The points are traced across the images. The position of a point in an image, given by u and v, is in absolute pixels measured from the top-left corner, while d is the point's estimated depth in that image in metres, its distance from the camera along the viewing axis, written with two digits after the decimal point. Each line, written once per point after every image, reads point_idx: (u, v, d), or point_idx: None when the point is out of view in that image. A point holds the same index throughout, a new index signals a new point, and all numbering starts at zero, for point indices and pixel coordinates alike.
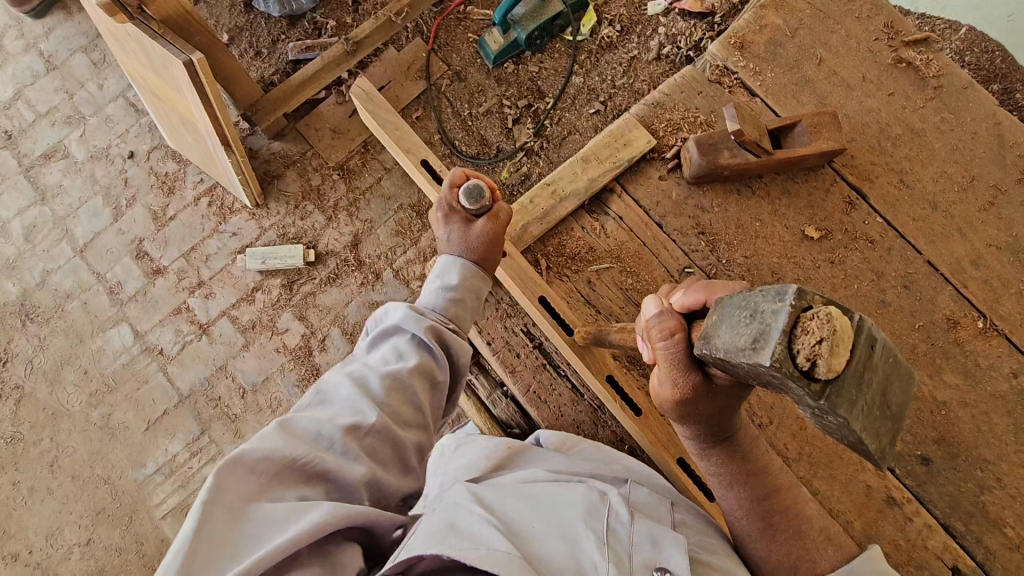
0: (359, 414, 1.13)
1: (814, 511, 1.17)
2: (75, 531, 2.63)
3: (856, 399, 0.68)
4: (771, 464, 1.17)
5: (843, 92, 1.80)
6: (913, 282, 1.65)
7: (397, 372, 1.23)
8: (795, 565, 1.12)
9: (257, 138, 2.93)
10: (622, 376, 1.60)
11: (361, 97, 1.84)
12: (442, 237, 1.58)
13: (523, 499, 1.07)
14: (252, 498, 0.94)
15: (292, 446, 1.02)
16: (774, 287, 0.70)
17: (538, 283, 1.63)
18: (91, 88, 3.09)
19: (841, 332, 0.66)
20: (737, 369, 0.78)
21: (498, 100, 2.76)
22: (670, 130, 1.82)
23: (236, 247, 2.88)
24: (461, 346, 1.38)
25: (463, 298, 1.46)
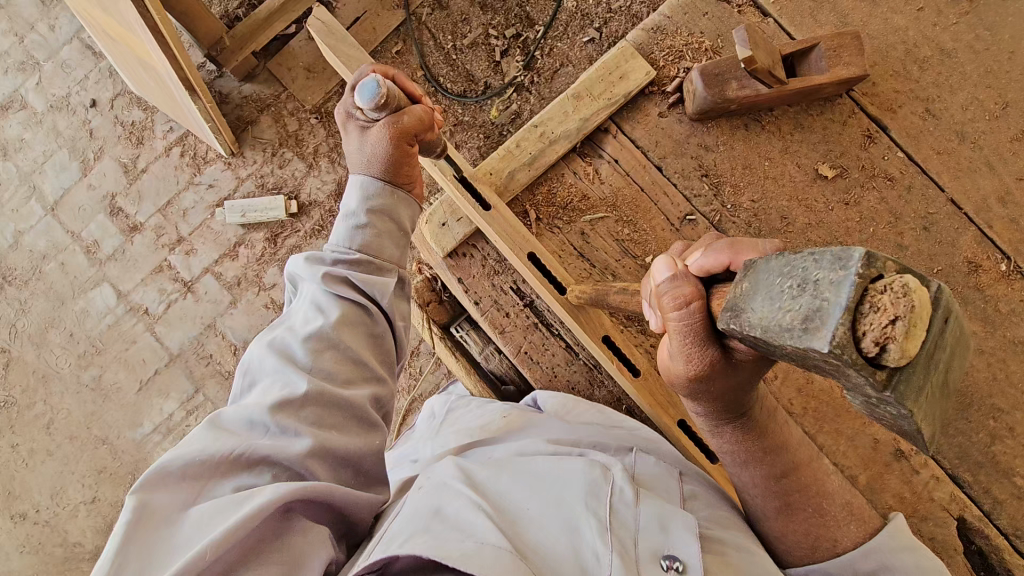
0: (288, 387, 1.07)
1: (837, 484, 1.13)
2: (79, 490, 2.65)
3: (923, 385, 0.59)
4: (788, 439, 1.12)
5: (866, 8, 1.61)
6: (933, 223, 1.53)
7: (320, 331, 1.16)
8: (814, 544, 1.09)
9: (226, 80, 2.72)
10: (620, 337, 1.52)
11: (321, 30, 1.65)
12: (347, 155, 1.40)
13: (517, 478, 1.02)
14: (183, 506, 0.90)
15: (219, 442, 0.97)
16: (833, 252, 0.58)
17: (527, 239, 1.51)
18: (42, 29, 2.84)
19: (917, 310, 0.55)
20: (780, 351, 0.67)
21: (484, 29, 2.53)
22: (671, 60, 1.64)
23: (213, 201, 2.74)
24: (377, 283, 1.28)
25: (369, 224, 1.32)
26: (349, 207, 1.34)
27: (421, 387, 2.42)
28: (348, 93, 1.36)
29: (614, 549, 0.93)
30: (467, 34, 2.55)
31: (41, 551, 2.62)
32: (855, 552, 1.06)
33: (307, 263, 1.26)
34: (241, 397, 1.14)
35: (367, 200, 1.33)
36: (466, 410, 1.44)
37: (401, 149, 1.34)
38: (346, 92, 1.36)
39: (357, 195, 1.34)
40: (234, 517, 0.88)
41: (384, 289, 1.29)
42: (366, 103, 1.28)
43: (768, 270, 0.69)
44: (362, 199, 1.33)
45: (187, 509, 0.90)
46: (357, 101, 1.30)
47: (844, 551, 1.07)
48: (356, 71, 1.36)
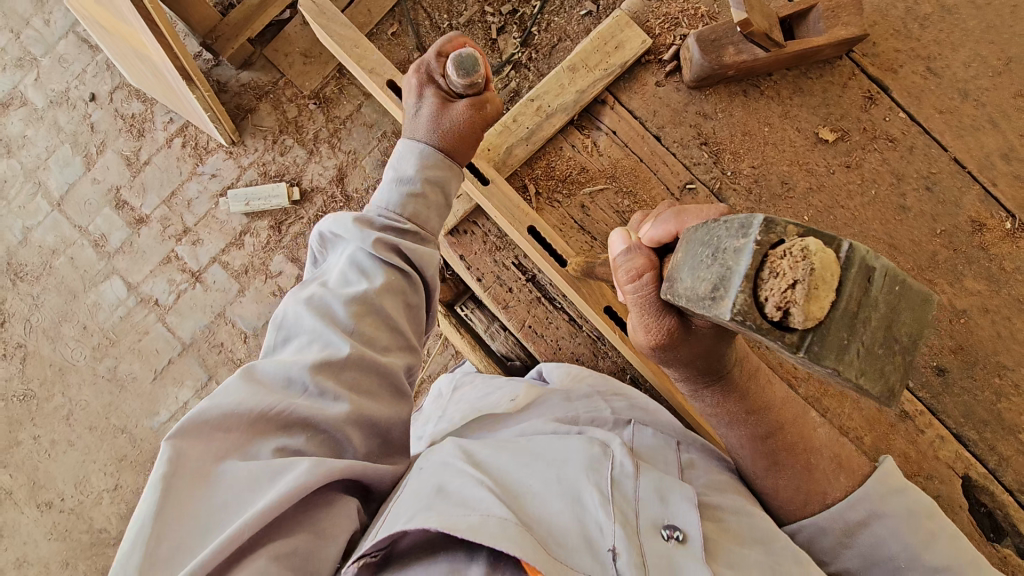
0: (329, 348, 1.09)
1: (820, 439, 1.16)
2: (102, 478, 2.71)
3: (848, 341, 0.63)
4: (772, 399, 1.14)
5: None
6: (936, 183, 1.52)
7: (363, 295, 1.18)
8: (805, 498, 1.12)
9: (223, 68, 2.73)
10: (621, 306, 1.52)
11: (313, 12, 1.65)
12: (411, 112, 1.40)
13: (518, 456, 1.04)
14: (218, 460, 0.93)
15: (258, 397, 1.00)
16: (739, 222, 0.66)
17: (526, 212, 1.51)
18: (38, 25, 2.85)
19: (820, 271, 0.61)
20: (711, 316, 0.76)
21: (479, 7, 2.52)
22: (667, 27, 1.62)
23: (216, 190, 2.76)
24: (425, 255, 1.31)
25: (424, 192, 1.34)
26: (405, 172, 1.35)
27: (429, 367, 2.44)
28: (434, 56, 1.40)
29: (616, 519, 0.95)
30: (463, 12, 2.54)
31: (69, 537, 2.69)
32: (844, 503, 1.09)
33: (356, 224, 1.25)
34: (274, 350, 1.17)
35: (426, 166, 1.35)
36: (471, 387, 1.47)
37: (471, 130, 1.40)
38: (432, 55, 1.39)
39: (417, 159, 1.35)
40: (271, 488, 0.91)
41: (430, 262, 1.32)
42: (462, 70, 1.33)
43: (697, 240, 0.76)
44: (420, 165, 1.34)
45: (222, 462, 0.93)
46: (452, 71, 1.35)
47: (834, 504, 1.10)
48: (444, 44, 1.41)
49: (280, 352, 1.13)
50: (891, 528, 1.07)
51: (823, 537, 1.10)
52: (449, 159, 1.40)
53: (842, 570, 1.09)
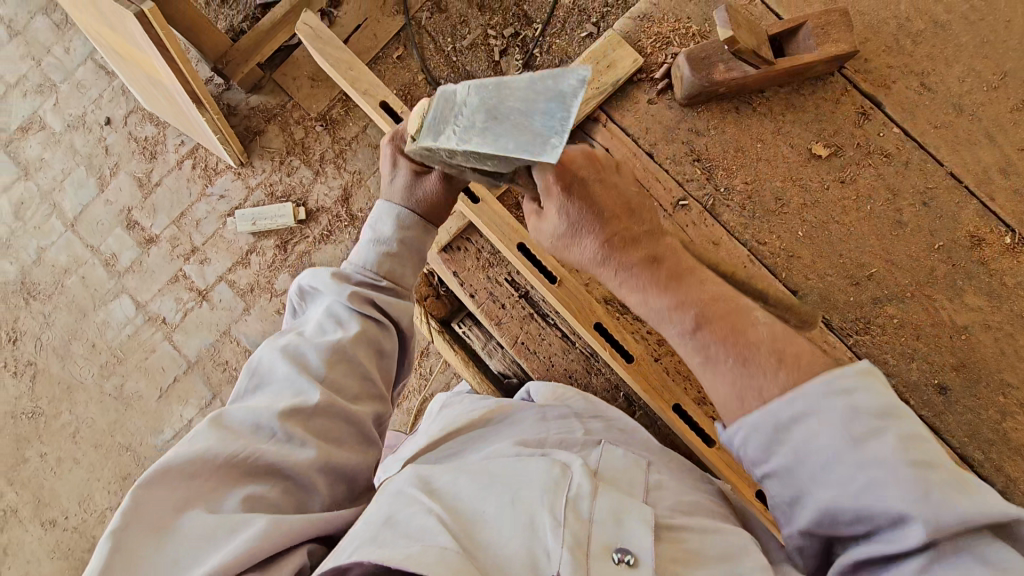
0: (301, 396, 1.09)
1: (764, 335, 0.99)
2: (105, 496, 2.71)
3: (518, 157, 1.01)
4: (699, 286, 1.07)
5: None
6: (933, 199, 1.51)
7: (337, 344, 1.18)
8: (741, 397, 0.97)
9: (234, 93, 2.85)
10: (611, 321, 1.51)
11: (310, 35, 1.70)
12: (386, 178, 1.39)
13: (476, 479, 1.04)
14: (179, 511, 0.93)
15: (226, 444, 1.00)
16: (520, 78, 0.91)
17: (516, 229, 1.53)
18: (58, 52, 2.99)
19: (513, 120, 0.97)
20: (461, 119, 1.02)
21: (482, 30, 2.79)
22: (659, 45, 1.64)
23: (225, 210, 2.84)
24: (401, 307, 1.33)
25: (399, 252, 1.36)
26: (382, 231, 1.36)
27: (430, 386, 2.44)
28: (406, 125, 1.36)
29: (566, 544, 0.92)
30: (466, 35, 2.80)
31: (72, 556, 2.68)
32: (780, 399, 0.92)
33: (334, 277, 1.28)
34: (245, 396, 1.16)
35: (402, 229, 1.36)
36: (459, 404, 1.45)
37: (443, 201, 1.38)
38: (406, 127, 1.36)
39: (392, 222, 1.36)
40: (230, 539, 0.90)
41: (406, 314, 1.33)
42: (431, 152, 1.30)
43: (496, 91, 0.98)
44: (397, 225, 1.35)
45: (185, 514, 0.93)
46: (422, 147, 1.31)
47: (770, 401, 0.93)
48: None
49: (254, 399, 1.13)
50: (831, 424, 0.87)
51: (757, 433, 0.93)
52: (424, 221, 1.39)
53: (774, 471, 0.93)
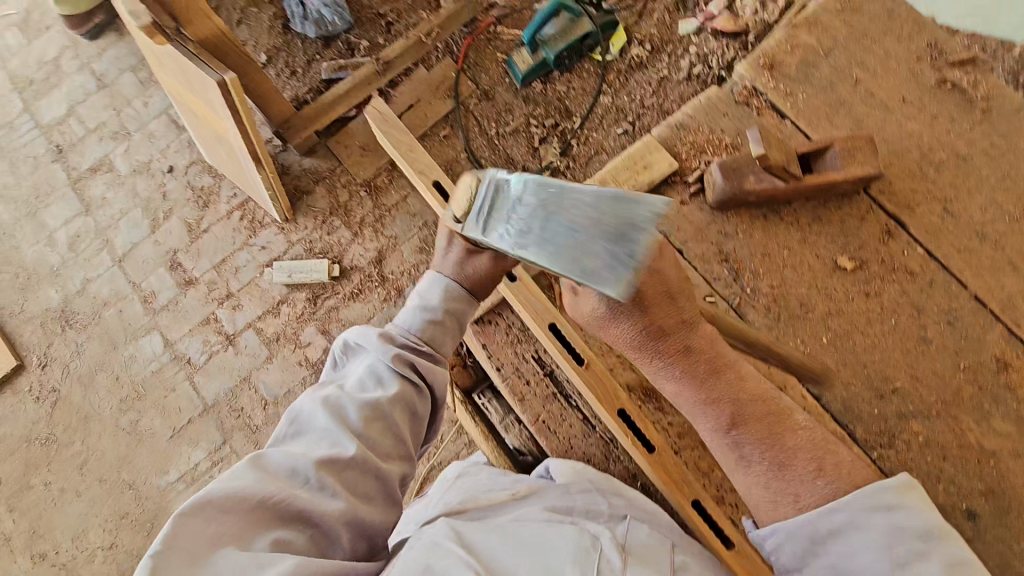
0: (338, 447, 1.12)
1: (804, 438, 1.31)
2: (100, 535, 2.67)
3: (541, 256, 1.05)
4: (733, 386, 1.35)
5: (881, 114, 1.71)
6: (957, 318, 1.54)
7: (376, 401, 1.21)
8: (777, 499, 1.29)
9: (289, 154, 3.07)
10: (635, 411, 1.52)
11: (376, 116, 1.88)
12: (440, 252, 1.44)
13: (510, 541, 1.06)
14: (212, 546, 0.92)
15: (263, 485, 1.02)
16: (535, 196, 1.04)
17: (549, 310, 1.59)
18: (137, 105, 3.28)
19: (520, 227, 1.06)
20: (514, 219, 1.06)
21: (526, 119, 3.00)
22: (693, 153, 1.77)
23: (264, 261, 2.97)
24: (437, 372, 1.36)
25: (443, 321, 1.40)
26: (429, 299, 1.41)
27: (439, 455, 2.42)
28: None
29: None
30: (510, 122, 3.01)
31: None
32: (821, 511, 1.21)
33: (378, 338, 1.32)
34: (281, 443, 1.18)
35: (448, 298, 1.40)
36: (476, 476, 1.45)
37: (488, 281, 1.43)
38: None
39: (440, 291, 1.41)
40: None
41: (441, 380, 1.37)
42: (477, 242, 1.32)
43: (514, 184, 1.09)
44: (443, 297, 1.40)
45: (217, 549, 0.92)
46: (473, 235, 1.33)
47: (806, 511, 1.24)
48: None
49: (289, 445, 1.15)
50: (864, 537, 1.16)
51: (794, 543, 1.23)
52: (469, 294, 1.44)
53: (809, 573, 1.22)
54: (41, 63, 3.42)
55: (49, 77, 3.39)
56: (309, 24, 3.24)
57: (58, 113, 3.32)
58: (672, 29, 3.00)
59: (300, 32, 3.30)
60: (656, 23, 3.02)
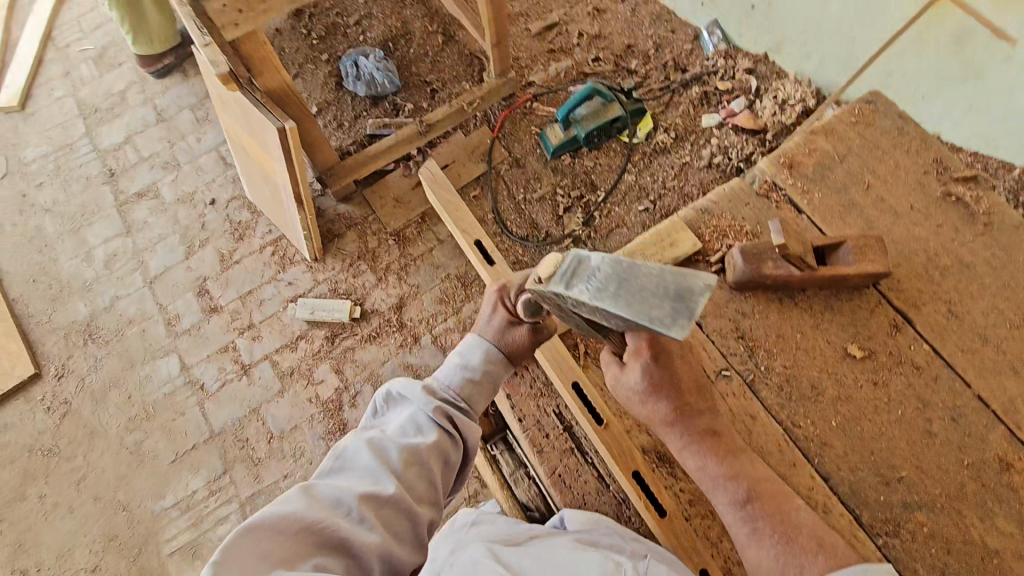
0: (378, 486, 1.18)
1: (803, 520, 1.29)
2: (85, 555, 2.62)
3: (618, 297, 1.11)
4: (749, 464, 1.40)
5: (891, 218, 1.85)
6: (961, 415, 1.60)
7: (416, 447, 1.28)
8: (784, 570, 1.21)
9: (326, 199, 3.25)
10: (650, 474, 1.57)
11: (428, 176, 2.09)
12: (482, 318, 1.57)
13: (538, 563, 1.20)
14: (264, 563, 0.95)
15: (311, 511, 1.07)
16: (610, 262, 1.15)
17: (576, 368, 1.70)
18: (190, 140, 3.51)
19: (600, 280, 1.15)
20: (593, 279, 1.16)
21: (552, 188, 3.18)
22: (716, 236, 1.90)
23: (289, 296, 3.07)
24: (472, 426, 1.43)
25: (481, 380, 1.49)
26: (469, 359, 1.50)
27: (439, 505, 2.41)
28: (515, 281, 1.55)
29: None
30: (538, 190, 3.19)
31: None
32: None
33: (421, 389, 1.41)
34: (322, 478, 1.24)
35: (487, 361, 1.50)
36: (492, 522, 1.49)
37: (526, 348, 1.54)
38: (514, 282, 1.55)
39: (480, 355, 1.50)
40: None
41: (473, 434, 1.43)
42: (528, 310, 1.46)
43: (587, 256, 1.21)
44: (483, 358, 1.50)
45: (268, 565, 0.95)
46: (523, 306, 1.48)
47: None
48: (530, 273, 1.59)
49: (332, 480, 1.21)
50: None
51: None
52: (504, 359, 1.54)
53: None
54: (108, 94, 3.69)
55: (114, 107, 3.64)
56: (360, 84, 3.51)
57: (115, 140, 3.54)
58: (696, 120, 3.24)
59: (351, 90, 3.57)
60: (681, 114, 3.27)
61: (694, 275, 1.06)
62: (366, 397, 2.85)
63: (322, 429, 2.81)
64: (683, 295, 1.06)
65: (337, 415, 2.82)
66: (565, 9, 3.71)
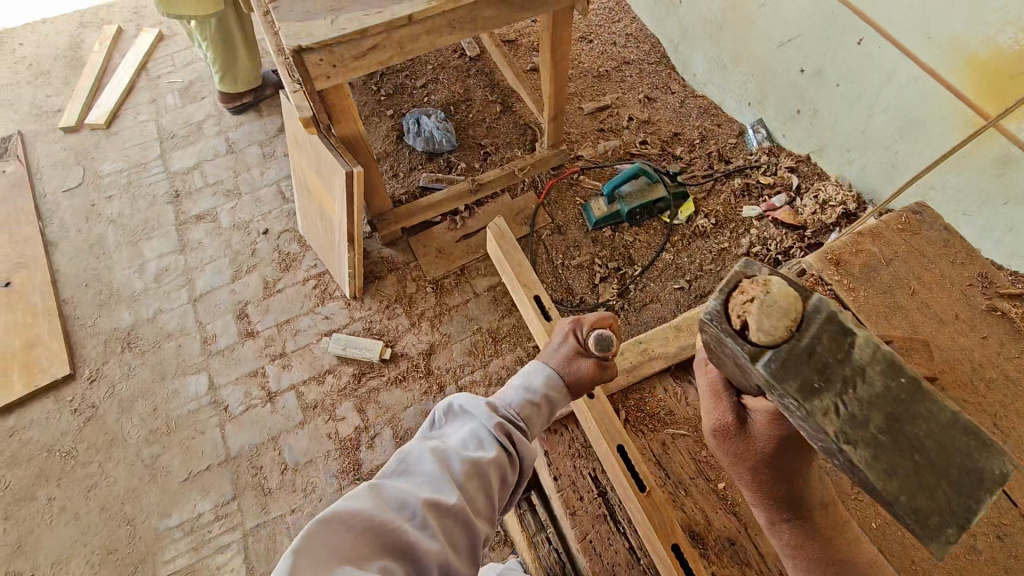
0: (441, 494, 1.18)
1: None
2: (81, 567, 2.57)
3: (881, 451, 0.91)
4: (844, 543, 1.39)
5: (936, 324, 1.88)
6: (1008, 533, 1.56)
7: (477, 460, 1.28)
8: None
9: (373, 242, 3.39)
10: (688, 548, 1.60)
11: (496, 232, 2.28)
12: (553, 346, 1.70)
13: None
14: (335, 559, 0.96)
15: (378, 512, 1.08)
16: (899, 393, 0.93)
17: (621, 432, 1.77)
18: (254, 172, 3.73)
19: (873, 411, 0.91)
20: (858, 403, 0.91)
21: (591, 257, 3.28)
22: None
23: (324, 330, 3.15)
24: (529, 446, 1.43)
25: (541, 404, 1.52)
26: (531, 381, 1.56)
27: None
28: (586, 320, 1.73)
29: None
30: (576, 257, 3.28)
31: None
32: None
33: (482, 404, 1.42)
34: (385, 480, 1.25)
35: (548, 386, 1.56)
36: None
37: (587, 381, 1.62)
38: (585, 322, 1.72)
39: (542, 378, 1.57)
40: None
41: (530, 453, 1.43)
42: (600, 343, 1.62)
43: (868, 360, 0.93)
44: (546, 382, 1.56)
45: (339, 562, 0.96)
46: (596, 340, 1.63)
47: None
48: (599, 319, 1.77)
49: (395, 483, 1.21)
50: None
51: None
52: (564, 388, 1.60)
53: None
54: (187, 123, 3.98)
55: (190, 135, 3.92)
56: (420, 139, 3.73)
57: (186, 165, 3.78)
58: (736, 209, 3.35)
59: (410, 144, 3.80)
60: (722, 202, 3.39)
61: (988, 459, 0.92)
62: (384, 440, 2.84)
63: (335, 467, 2.78)
64: (960, 480, 0.91)
65: (353, 454, 2.80)
66: (618, 93, 3.96)
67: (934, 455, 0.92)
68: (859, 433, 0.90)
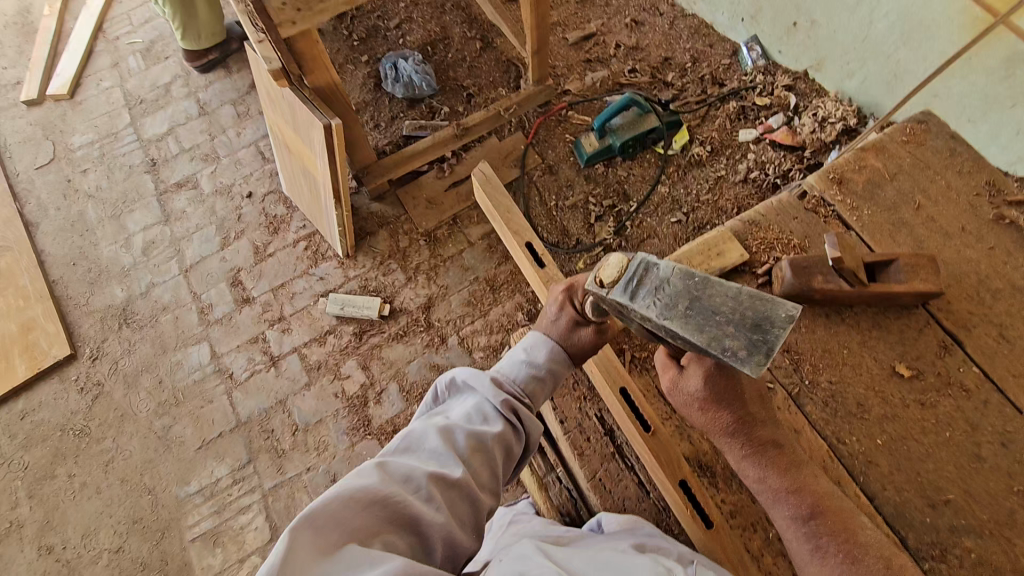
0: (446, 469, 1.18)
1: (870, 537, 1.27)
2: (109, 537, 2.65)
3: (687, 317, 1.13)
4: (811, 478, 1.37)
5: (941, 238, 1.83)
6: (1011, 441, 1.58)
7: (481, 435, 1.28)
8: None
9: (360, 197, 3.29)
10: (695, 483, 1.65)
11: (482, 178, 2.20)
12: (548, 315, 1.57)
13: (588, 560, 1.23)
14: (339, 535, 0.98)
15: (383, 486, 1.09)
16: (690, 275, 1.16)
17: (622, 375, 1.79)
18: (230, 134, 3.59)
19: (673, 295, 1.16)
20: (666, 294, 1.17)
21: (585, 196, 3.19)
22: (763, 247, 1.88)
23: (319, 291, 3.11)
24: (535, 422, 1.42)
25: (546, 378, 1.49)
26: (535, 356, 1.51)
27: None
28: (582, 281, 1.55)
29: None
30: (570, 197, 3.20)
31: None
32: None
33: (486, 380, 1.40)
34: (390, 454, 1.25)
35: (553, 360, 1.51)
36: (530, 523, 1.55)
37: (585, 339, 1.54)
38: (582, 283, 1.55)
39: (546, 352, 1.52)
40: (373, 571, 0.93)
41: (535, 427, 1.42)
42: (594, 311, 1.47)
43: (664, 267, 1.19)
44: (548, 357, 1.51)
45: (344, 538, 0.98)
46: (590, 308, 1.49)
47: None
48: None
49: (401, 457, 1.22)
50: None
51: None
52: (567, 359, 1.55)
53: None
54: (154, 86, 3.79)
55: (158, 99, 3.74)
56: (399, 85, 3.56)
57: (158, 131, 3.63)
58: (732, 134, 3.23)
59: (389, 91, 3.62)
60: (717, 127, 3.26)
61: (774, 303, 1.09)
62: (391, 396, 2.86)
63: (346, 424, 2.82)
64: (759, 325, 1.09)
65: (361, 411, 2.83)
66: (603, 19, 3.74)
67: (730, 313, 1.11)
68: (671, 312, 1.15)
